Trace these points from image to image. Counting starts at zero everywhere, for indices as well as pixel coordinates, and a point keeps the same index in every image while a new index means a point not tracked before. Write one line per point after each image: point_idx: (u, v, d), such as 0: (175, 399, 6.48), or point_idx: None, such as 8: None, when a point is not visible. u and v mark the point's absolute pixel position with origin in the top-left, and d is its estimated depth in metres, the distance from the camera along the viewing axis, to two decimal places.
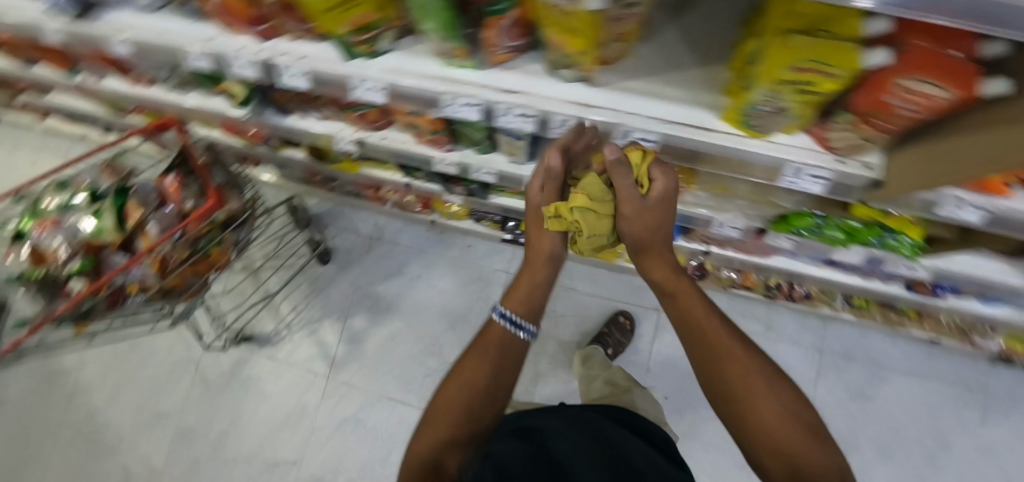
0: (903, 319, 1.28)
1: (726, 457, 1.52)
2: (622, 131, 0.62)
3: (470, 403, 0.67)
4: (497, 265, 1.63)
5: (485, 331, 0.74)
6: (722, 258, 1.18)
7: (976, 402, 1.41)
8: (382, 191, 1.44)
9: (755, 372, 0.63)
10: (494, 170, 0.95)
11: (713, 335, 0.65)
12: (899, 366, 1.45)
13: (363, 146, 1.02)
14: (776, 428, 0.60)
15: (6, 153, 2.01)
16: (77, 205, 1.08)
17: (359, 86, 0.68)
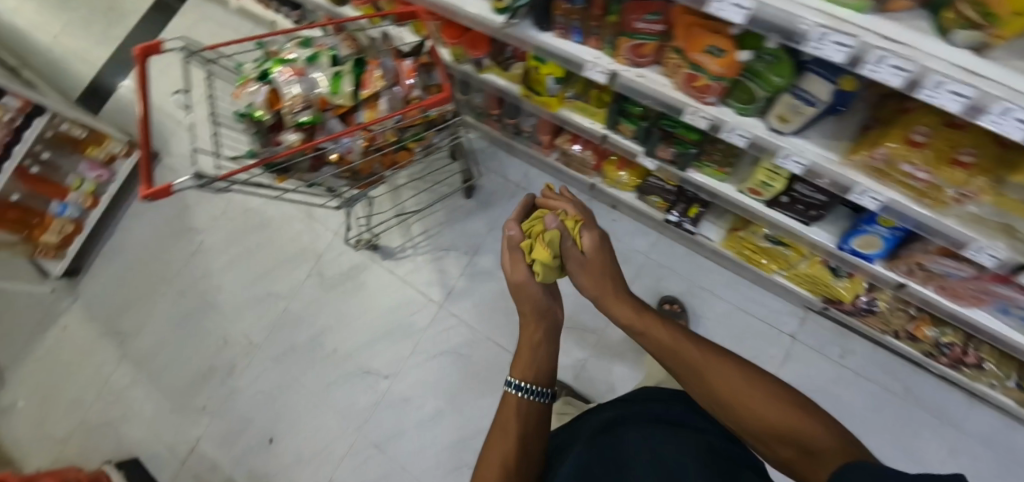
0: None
1: None
2: (1002, 109, 0.53)
3: (516, 447, 0.79)
4: (635, 246, 1.61)
5: (505, 405, 0.87)
6: (916, 296, 1.13)
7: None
8: (561, 140, 1.45)
9: (727, 369, 0.68)
10: (749, 134, 0.94)
11: (691, 354, 0.71)
12: None
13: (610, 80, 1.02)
14: (757, 405, 0.63)
15: (195, 22, 2.15)
16: (320, 63, 1.10)
17: (723, 1, 0.69)
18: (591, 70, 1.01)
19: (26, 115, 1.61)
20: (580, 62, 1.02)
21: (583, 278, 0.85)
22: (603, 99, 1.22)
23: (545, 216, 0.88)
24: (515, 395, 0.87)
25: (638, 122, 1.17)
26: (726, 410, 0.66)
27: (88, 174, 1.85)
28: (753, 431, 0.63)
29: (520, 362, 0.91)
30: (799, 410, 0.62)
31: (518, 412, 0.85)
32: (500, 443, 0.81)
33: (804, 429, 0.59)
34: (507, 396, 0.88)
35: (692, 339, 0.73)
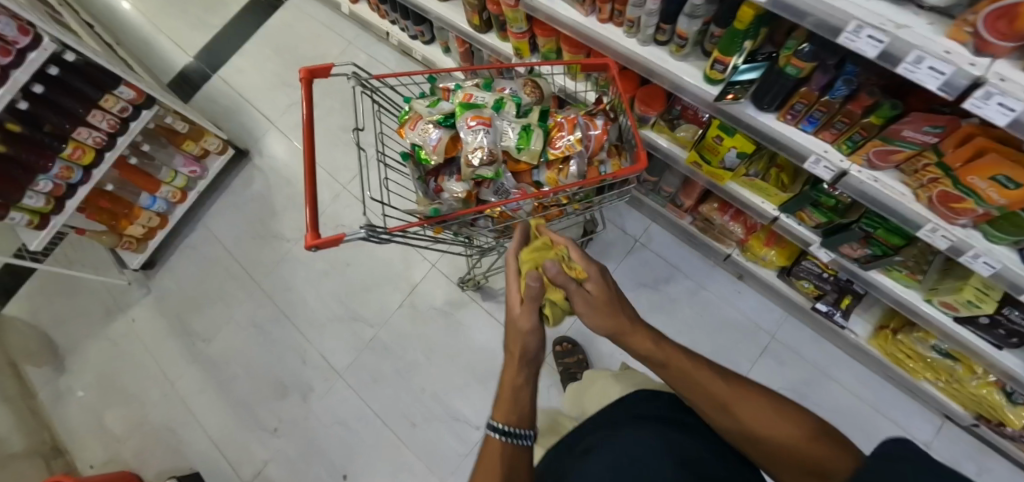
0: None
1: None
2: None
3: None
4: (762, 323, 1.51)
5: (484, 454, 0.71)
6: None
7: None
8: (708, 209, 1.38)
9: (692, 368, 0.68)
10: (997, 264, 0.82)
11: (715, 390, 0.66)
12: None
13: (832, 176, 0.94)
14: (783, 434, 0.61)
15: (300, 24, 2.11)
16: (506, 112, 0.99)
17: None
18: (814, 163, 0.93)
19: (135, 105, 1.53)
20: (803, 153, 0.94)
21: (600, 319, 0.71)
22: (786, 181, 1.14)
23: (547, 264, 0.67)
24: (499, 442, 0.70)
25: (829, 214, 1.07)
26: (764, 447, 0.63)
27: (181, 168, 1.78)
28: (779, 458, 0.61)
29: (502, 411, 0.74)
30: (800, 432, 0.60)
31: (502, 469, 0.69)
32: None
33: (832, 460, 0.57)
34: (488, 439, 0.72)
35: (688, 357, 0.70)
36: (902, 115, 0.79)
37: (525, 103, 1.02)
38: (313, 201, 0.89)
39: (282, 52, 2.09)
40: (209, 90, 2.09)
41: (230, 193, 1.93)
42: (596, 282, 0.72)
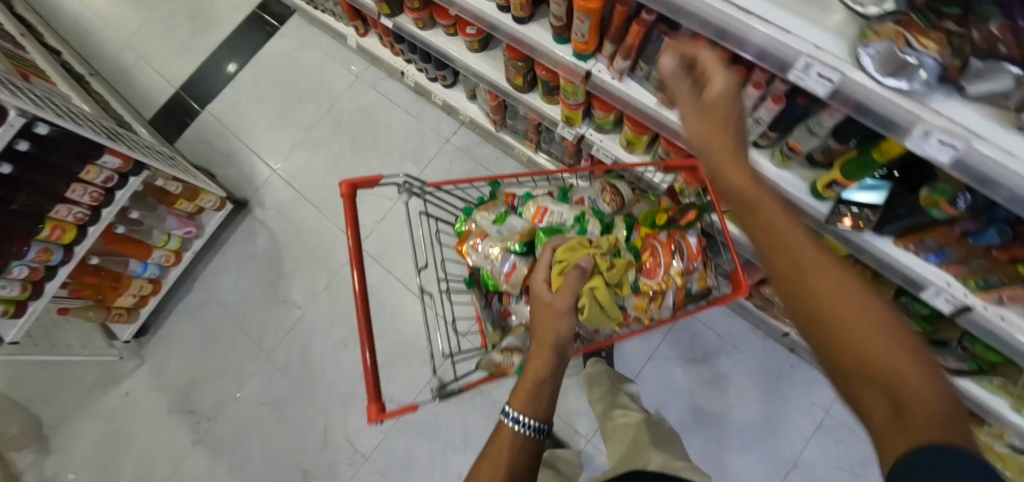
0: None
1: None
2: None
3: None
4: (813, 398, 1.48)
5: (495, 442, 0.61)
6: None
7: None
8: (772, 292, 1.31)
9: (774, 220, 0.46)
10: None
11: (800, 248, 0.43)
12: None
13: (952, 309, 0.84)
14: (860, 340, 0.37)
15: (297, 52, 1.90)
16: (591, 235, 0.85)
17: None
18: (934, 296, 0.83)
19: (121, 172, 1.33)
20: (919, 282, 0.85)
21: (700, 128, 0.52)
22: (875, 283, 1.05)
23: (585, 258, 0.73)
24: (512, 429, 0.61)
25: (925, 327, 1.00)
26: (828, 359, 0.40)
27: (175, 230, 1.58)
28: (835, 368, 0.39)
29: (521, 399, 0.64)
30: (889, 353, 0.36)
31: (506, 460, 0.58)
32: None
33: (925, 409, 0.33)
34: (500, 425, 0.62)
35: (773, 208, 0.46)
36: None
37: (608, 219, 0.89)
38: (373, 363, 0.73)
39: (280, 86, 1.87)
40: (199, 129, 1.88)
41: (229, 249, 1.74)
42: (722, 84, 0.52)
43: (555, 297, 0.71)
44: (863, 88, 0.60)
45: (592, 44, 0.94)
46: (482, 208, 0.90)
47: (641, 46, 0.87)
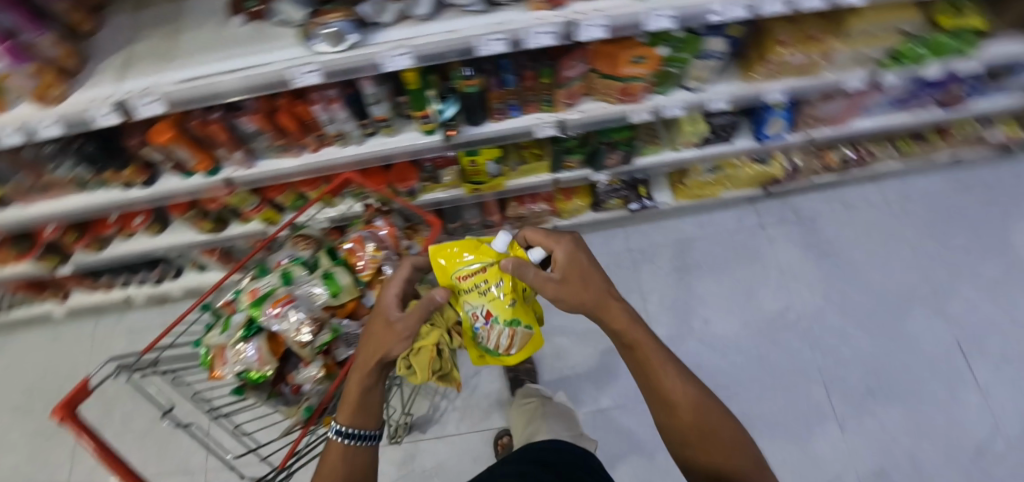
0: (931, 145, 1.66)
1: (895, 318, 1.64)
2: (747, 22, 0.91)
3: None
4: (618, 248, 1.72)
5: (326, 453, 0.69)
6: (818, 141, 1.46)
7: (1006, 191, 1.82)
8: (514, 208, 1.52)
9: (574, 273, 0.71)
10: (681, 102, 1.12)
11: (666, 381, 0.63)
12: (942, 189, 1.82)
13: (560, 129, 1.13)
14: (654, 356, 0.65)
15: (13, 365, 1.71)
16: (299, 277, 0.97)
17: (653, 17, 0.84)
18: (541, 130, 1.11)
19: None
20: (527, 129, 1.12)
21: (572, 287, 0.69)
22: (537, 152, 1.32)
23: (441, 290, 0.72)
24: (338, 443, 0.68)
25: (580, 151, 1.28)
26: (639, 369, 0.66)
27: None
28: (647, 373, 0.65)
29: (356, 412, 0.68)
30: (665, 364, 0.64)
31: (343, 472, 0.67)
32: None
33: (713, 425, 0.61)
34: (331, 440, 0.69)
35: (588, 274, 0.71)
36: (558, 66, 1.00)
37: (308, 257, 1.02)
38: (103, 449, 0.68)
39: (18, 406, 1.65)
40: None
41: None
42: (562, 255, 0.73)
43: (400, 318, 0.69)
44: (337, 60, 0.84)
45: (207, 159, 1.08)
46: (208, 330, 0.99)
47: (234, 135, 1.04)
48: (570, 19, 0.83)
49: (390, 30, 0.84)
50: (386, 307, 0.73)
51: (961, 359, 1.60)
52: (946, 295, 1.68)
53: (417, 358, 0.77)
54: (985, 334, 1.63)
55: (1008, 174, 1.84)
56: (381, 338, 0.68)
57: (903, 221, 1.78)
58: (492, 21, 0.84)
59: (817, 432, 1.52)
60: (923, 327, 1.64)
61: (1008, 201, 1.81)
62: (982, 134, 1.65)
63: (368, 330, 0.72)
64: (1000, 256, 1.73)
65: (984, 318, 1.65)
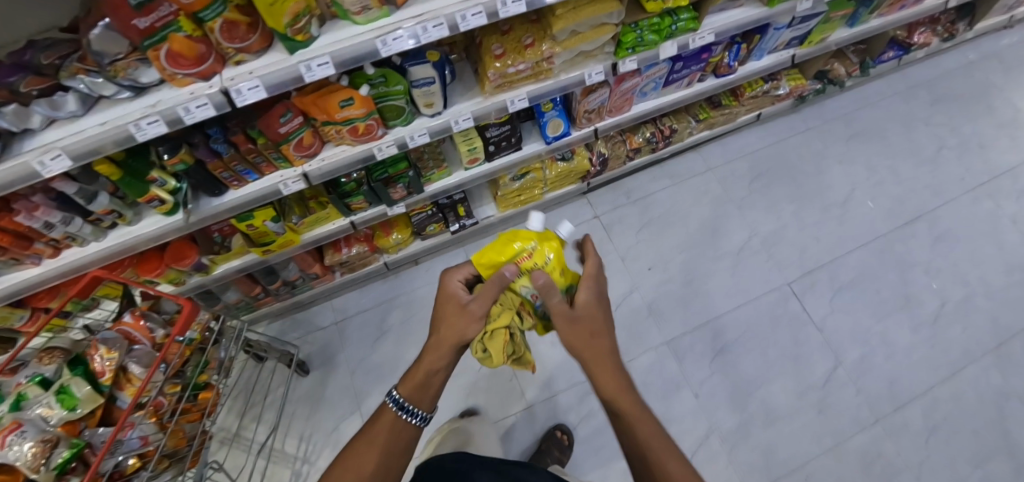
0: (731, 109, 1.71)
1: (733, 277, 1.69)
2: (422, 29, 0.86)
3: (377, 467, 0.69)
4: None
5: (378, 418, 0.75)
6: (608, 129, 1.50)
7: (815, 134, 1.92)
8: (328, 259, 1.51)
9: (588, 309, 0.72)
10: (423, 130, 1.13)
11: (641, 428, 0.63)
12: (761, 144, 1.89)
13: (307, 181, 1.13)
14: (636, 407, 0.65)
15: None
16: (32, 397, 0.90)
17: (310, 68, 0.83)
18: (287, 187, 1.11)
19: None
20: (273, 188, 1.11)
21: (577, 327, 0.70)
22: (323, 201, 1.32)
23: (508, 268, 0.76)
24: (392, 411, 0.73)
25: (358, 191, 1.27)
26: (624, 416, 0.65)
27: None
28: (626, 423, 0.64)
29: (413, 383, 0.74)
30: (645, 418, 0.64)
31: (390, 438, 0.73)
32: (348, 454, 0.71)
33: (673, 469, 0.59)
34: (387, 406, 0.74)
35: (601, 317, 0.72)
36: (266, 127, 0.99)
37: (48, 373, 0.96)
38: None
39: None
40: None
41: None
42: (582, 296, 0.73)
43: (473, 300, 0.75)
44: None
45: None
46: None
47: None
48: (223, 86, 0.82)
49: (42, 133, 0.81)
50: (452, 292, 0.78)
51: (798, 303, 1.65)
52: (777, 244, 1.73)
53: (492, 342, 0.77)
54: (817, 273, 1.69)
55: (816, 118, 1.94)
56: (453, 320, 0.74)
57: (729, 183, 1.83)
58: (146, 105, 0.82)
59: (676, 403, 1.53)
60: (760, 278, 1.68)
61: (818, 142, 1.90)
62: (773, 92, 1.72)
63: (444, 309, 0.77)
64: (820, 195, 1.81)
65: (814, 257, 1.71)
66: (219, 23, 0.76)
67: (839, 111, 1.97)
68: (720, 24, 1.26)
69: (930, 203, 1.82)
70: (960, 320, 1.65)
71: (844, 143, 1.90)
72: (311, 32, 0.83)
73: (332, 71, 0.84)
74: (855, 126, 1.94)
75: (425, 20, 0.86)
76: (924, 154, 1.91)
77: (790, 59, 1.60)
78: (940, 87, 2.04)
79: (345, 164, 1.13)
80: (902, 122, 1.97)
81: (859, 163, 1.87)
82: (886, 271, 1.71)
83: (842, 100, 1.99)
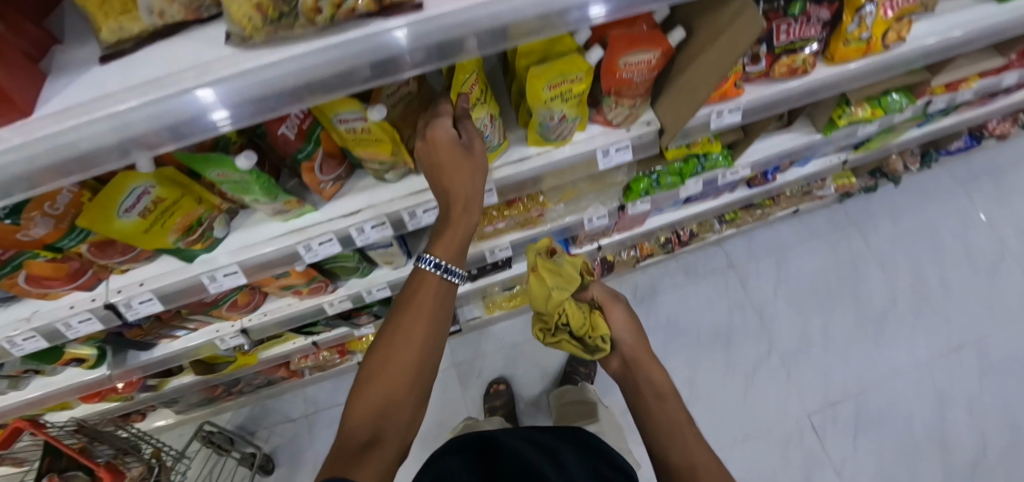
0: (765, 210, 1.56)
1: (744, 401, 1.50)
2: (357, 231, 0.67)
3: (423, 361, 0.56)
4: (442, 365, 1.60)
5: (411, 295, 0.59)
6: (613, 244, 1.31)
7: (855, 232, 1.71)
8: (294, 363, 1.40)
9: (625, 328, 0.89)
10: (383, 284, 0.96)
11: (681, 430, 0.72)
12: (795, 239, 1.70)
13: (249, 332, 1.00)
14: (682, 425, 0.73)
15: None
16: None
17: (215, 278, 0.68)
18: (225, 341, 0.98)
19: None
20: (210, 342, 0.99)
21: (629, 337, 0.89)
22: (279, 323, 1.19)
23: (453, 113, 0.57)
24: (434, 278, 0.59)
25: (315, 325, 1.13)
26: (665, 427, 0.73)
27: None
28: (657, 441, 0.72)
29: (445, 241, 0.59)
30: (690, 430, 0.72)
31: (428, 315, 0.58)
32: (391, 357, 0.55)
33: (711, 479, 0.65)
34: (421, 273, 0.60)
35: (640, 335, 0.89)
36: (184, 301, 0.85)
37: None
38: None
39: None
40: None
41: None
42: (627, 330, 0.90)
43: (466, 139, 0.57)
44: None
45: None
46: None
47: None
48: (108, 301, 0.67)
49: None
50: (443, 134, 0.55)
51: (815, 438, 1.47)
52: (797, 366, 1.54)
53: (596, 323, 0.89)
54: (840, 406, 1.50)
55: (858, 212, 1.74)
56: (460, 168, 0.55)
57: (752, 287, 1.64)
58: (18, 317, 0.67)
59: None
60: (773, 406, 1.50)
61: (860, 242, 1.70)
62: (815, 192, 1.53)
63: (443, 155, 0.56)
64: (856, 308, 1.61)
65: (838, 386, 1.52)
66: (87, 245, 0.60)
67: (885, 204, 1.75)
68: (760, 156, 1.10)
69: (979, 328, 1.58)
70: (1004, 473, 1.42)
71: (889, 245, 1.70)
72: (215, 235, 0.66)
73: (242, 281, 0.69)
74: (904, 223, 1.72)
75: (360, 219, 0.66)
76: (982, 262, 1.67)
77: (842, 164, 1.40)
78: (1011, 179, 1.76)
79: (291, 316, 0.98)
80: (959, 220, 1.72)
81: (903, 269, 1.66)
82: (920, 406, 1.50)
83: (891, 195, 1.76)
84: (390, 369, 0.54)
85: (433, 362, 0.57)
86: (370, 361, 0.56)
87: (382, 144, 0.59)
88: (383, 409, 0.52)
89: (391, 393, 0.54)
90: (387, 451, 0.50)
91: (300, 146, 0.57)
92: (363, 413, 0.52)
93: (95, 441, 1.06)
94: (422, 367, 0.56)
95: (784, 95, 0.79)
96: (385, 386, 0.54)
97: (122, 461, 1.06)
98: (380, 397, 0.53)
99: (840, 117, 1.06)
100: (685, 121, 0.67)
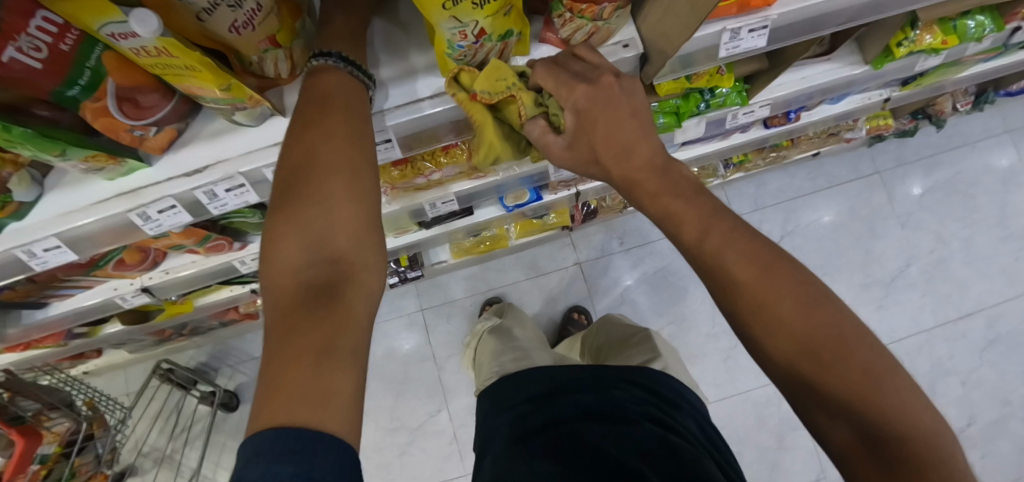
0: (782, 152, 1.43)
1: (715, 353, 1.48)
2: (205, 194, 0.50)
3: (357, 186, 0.42)
4: (410, 308, 1.52)
5: (309, 103, 0.43)
6: (595, 190, 1.15)
7: (879, 186, 1.62)
8: (244, 307, 1.30)
9: (634, 138, 0.43)
10: None
11: (776, 291, 0.38)
12: (801, 189, 1.62)
13: (155, 290, 0.86)
14: (769, 281, 0.39)
15: None
16: None
17: (35, 252, 0.52)
18: (127, 300, 0.85)
19: None
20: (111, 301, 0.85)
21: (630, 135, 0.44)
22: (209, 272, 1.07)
23: None
24: (337, 76, 0.44)
25: (246, 277, 1.00)
26: (749, 297, 0.39)
27: None
28: (734, 307, 0.40)
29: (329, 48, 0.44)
30: (791, 272, 0.39)
31: (346, 123, 0.43)
32: (307, 182, 0.41)
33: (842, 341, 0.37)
34: (317, 80, 0.44)
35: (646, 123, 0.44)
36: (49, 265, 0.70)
37: None
38: None
39: None
40: None
41: None
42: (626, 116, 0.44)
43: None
44: None
45: None
46: None
47: None
48: None
49: None
50: None
51: None
52: None
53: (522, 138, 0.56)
54: None
55: (870, 159, 1.63)
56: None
57: None
58: None
59: None
60: None
61: (883, 196, 1.62)
62: (842, 134, 1.41)
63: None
64: (864, 269, 1.57)
65: None
66: None
67: (921, 151, 1.63)
68: (786, 92, 0.89)
69: (994, 296, 1.54)
70: (982, 446, 1.46)
71: (908, 191, 1.62)
72: (17, 199, 0.47)
73: (73, 255, 0.53)
74: (937, 176, 1.62)
75: (203, 178, 0.48)
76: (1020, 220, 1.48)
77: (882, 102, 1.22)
78: None
79: (200, 272, 0.84)
80: (1001, 179, 1.61)
81: (911, 222, 1.60)
82: (915, 371, 1.50)
83: (931, 138, 1.63)
84: (308, 218, 0.40)
85: (374, 176, 0.44)
86: (281, 197, 0.41)
87: (201, 71, 0.38)
88: (325, 256, 0.40)
89: (328, 237, 0.40)
90: (351, 302, 0.38)
91: (66, 78, 0.37)
92: (299, 265, 0.39)
93: (19, 394, 0.97)
94: (356, 188, 0.42)
95: (836, 8, 0.54)
96: (311, 244, 0.40)
97: (47, 418, 0.97)
98: (312, 243, 0.40)
99: (900, 45, 0.85)
100: (680, 40, 0.45)
